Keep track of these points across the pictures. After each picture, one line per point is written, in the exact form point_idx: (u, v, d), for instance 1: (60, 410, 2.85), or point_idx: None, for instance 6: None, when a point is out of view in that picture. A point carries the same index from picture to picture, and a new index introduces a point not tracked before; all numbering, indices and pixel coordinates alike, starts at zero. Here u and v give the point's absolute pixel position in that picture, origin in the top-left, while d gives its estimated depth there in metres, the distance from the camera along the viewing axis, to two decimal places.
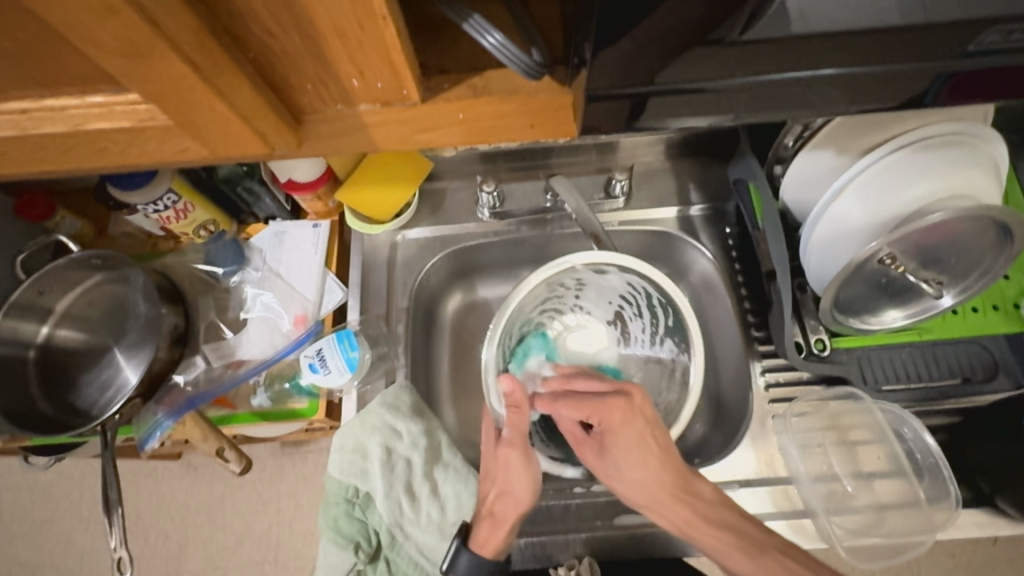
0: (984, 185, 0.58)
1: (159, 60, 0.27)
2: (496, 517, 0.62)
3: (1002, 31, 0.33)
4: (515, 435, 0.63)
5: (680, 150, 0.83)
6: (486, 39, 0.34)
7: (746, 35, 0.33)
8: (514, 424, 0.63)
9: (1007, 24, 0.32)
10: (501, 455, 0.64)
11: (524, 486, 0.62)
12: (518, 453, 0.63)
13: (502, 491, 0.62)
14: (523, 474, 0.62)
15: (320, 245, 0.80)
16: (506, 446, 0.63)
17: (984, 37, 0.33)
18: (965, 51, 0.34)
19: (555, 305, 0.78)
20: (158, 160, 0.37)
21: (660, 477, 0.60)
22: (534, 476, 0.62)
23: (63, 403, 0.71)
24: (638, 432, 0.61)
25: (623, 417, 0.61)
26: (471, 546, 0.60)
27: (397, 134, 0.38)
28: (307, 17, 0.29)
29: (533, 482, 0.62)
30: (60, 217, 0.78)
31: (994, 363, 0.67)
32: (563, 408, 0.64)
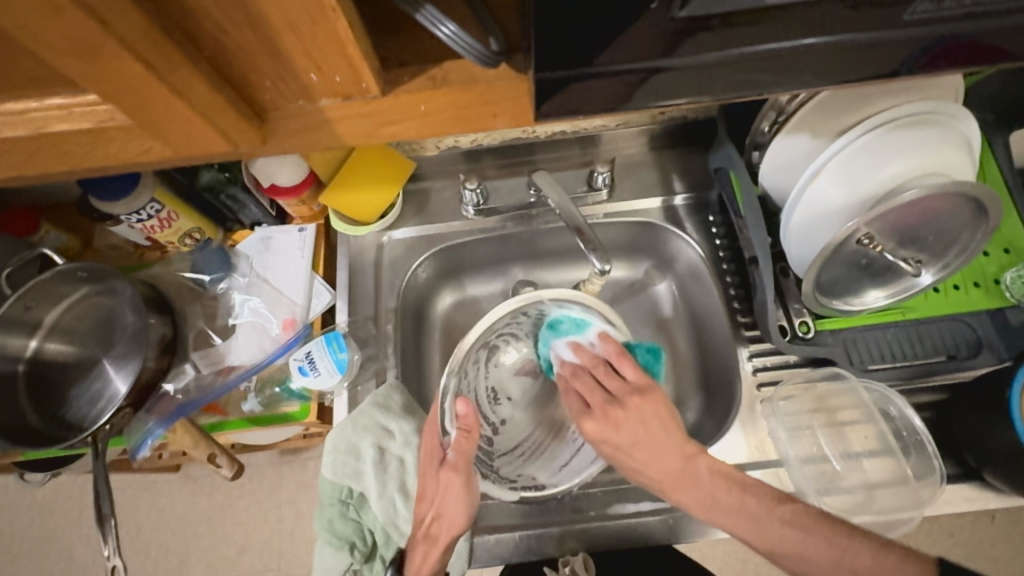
0: (957, 163, 0.59)
1: (111, 58, 0.28)
2: (432, 540, 0.60)
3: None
4: (458, 459, 0.61)
5: (662, 141, 0.84)
6: (441, 30, 0.34)
7: (684, 10, 0.32)
8: (459, 447, 0.61)
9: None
10: (441, 479, 0.61)
11: (456, 509, 0.59)
12: (458, 476, 0.60)
13: (439, 514, 0.60)
14: (458, 499, 0.59)
15: (306, 250, 0.81)
16: (448, 470, 0.61)
17: (917, 5, 0.34)
18: (902, 20, 0.35)
19: (510, 332, 0.75)
20: (123, 161, 0.37)
21: (676, 450, 0.58)
22: (474, 502, 0.60)
23: (54, 417, 0.71)
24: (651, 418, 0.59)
25: (629, 413, 0.59)
26: (407, 573, 0.60)
27: (362, 128, 0.39)
28: (259, 12, 0.29)
29: (470, 508, 0.60)
30: (45, 230, 0.79)
31: (977, 340, 0.68)
32: (583, 375, 0.64)
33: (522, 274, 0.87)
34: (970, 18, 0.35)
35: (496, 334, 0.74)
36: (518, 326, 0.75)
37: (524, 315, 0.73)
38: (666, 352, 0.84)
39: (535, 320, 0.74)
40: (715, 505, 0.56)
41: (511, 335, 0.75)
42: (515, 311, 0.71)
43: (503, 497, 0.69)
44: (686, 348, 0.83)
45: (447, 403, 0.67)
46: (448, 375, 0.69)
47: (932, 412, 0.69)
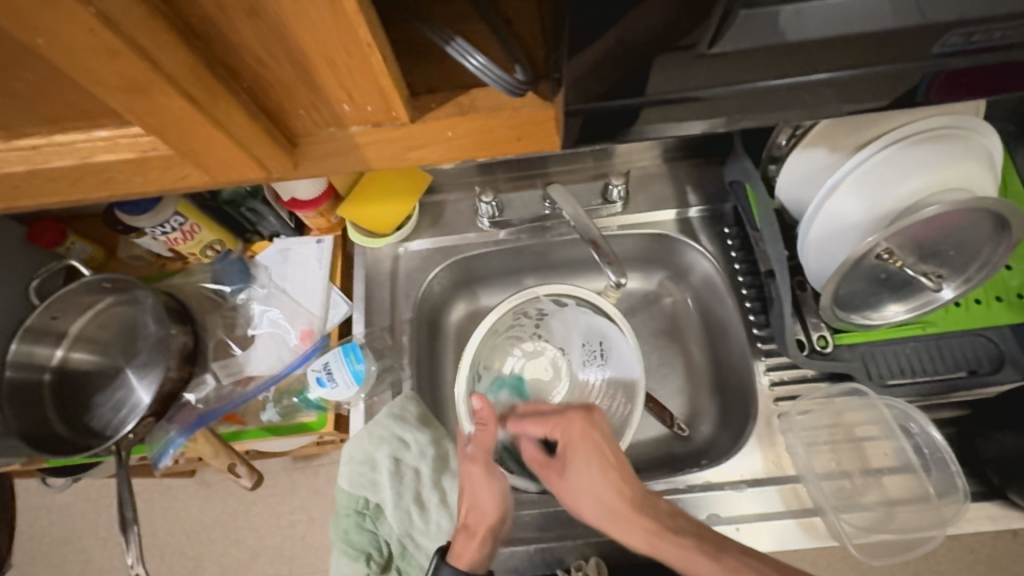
0: (979, 178, 0.58)
1: (158, 95, 0.29)
2: (471, 530, 0.60)
3: (964, 33, 0.34)
4: (478, 450, 0.64)
5: (676, 153, 0.84)
6: (470, 61, 0.36)
7: (714, 48, 0.33)
8: (479, 439, 0.64)
9: (968, 26, 0.33)
10: (464, 472, 0.64)
11: (488, 499, 0.62)
12: (480, 467, 0.63)
13: (473, 504, 0.62)
14: (489, 486, 0.62)
15: (324, 261, 0.82)
16: (470, 462, 0.63)
17: (945, 39, 0.34)
18: (933, 53, 0.35)
19: (515, 333, 0.77)
20: (161, 187, 0.38)
21: (615, 498, 0.58)
22: (504, 491, 0.62)
23: (78, 424, 0.73)
24: (588, 470, 0.60)
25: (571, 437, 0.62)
26: (449, 560, 0.57)
27: (389, 152, 0.39)
28: (297, 48, 0.30)
29: (501, 496, 0.62)
30: (71, 242, 0.80)
31: (999, 354, 0.67)
32: (527, 426, 0.65)
33: (536, 285, 0.87)
34: (992, 49, 0.35)
35: (502, 336, 0.77)
36: (523, 326, 0.77)
37: (528, 312, 0.76)
38: (680, 364, 0.84)
39: (537, 318, 0.77)
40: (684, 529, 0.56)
41: (516, 337, 0.78)
42: (515, 310, 0.75)
43: (518, 509, 0.70)
44: (701, 360, 0.82)
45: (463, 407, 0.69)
46: (461, 379, 0.70)
47: (954, 428, 0.69)
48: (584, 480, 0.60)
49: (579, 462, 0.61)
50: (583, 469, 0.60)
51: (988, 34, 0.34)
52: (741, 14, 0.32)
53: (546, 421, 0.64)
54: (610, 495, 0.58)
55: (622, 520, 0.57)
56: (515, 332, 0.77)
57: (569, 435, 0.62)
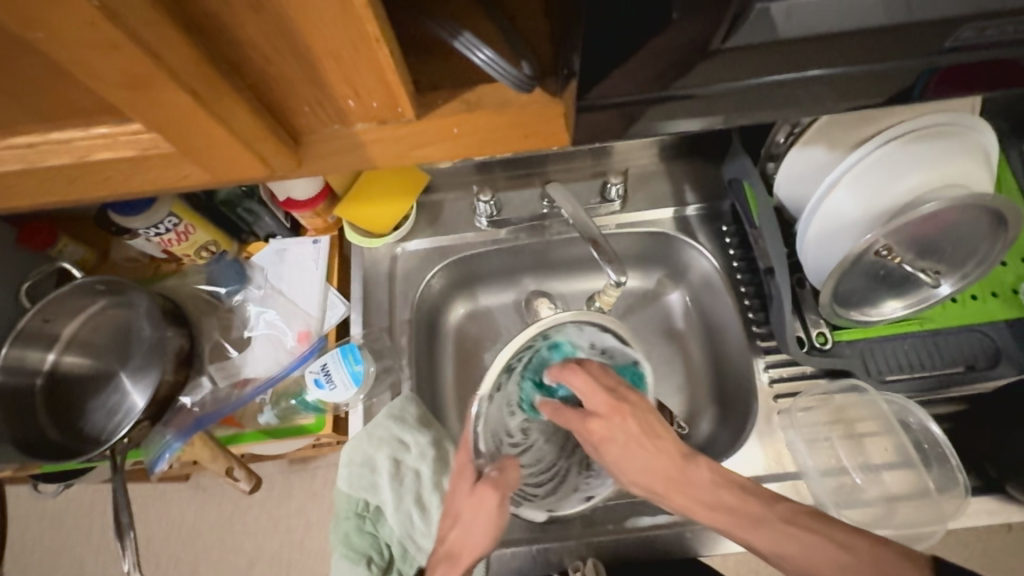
0: (976, 175, 0.59)
1: (160, 90, 0.28)
2: (453, 558, 0.57)
3: (978, 28, 0.33)
4: (504, 477, 0.59)
5: (674, 151, 0.84)
6: (477, 55, 0.36)
7: (726, 42, 0.32)
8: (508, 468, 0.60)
9: (985, 21, 0.33)
10: (476, 493, 0.58)
11: (486, 533, 0.56)
12: (494, 496, 0.57)
13: (462, 532, 0.57)
14: (488, 519, 0.56)
15: (321, 261, 0.81)
16: (486, 486, 0.58)
17: (958, 35, 0.34)
18: (943, 47, 0.35)
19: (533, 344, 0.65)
20: (161, 186, 0.37)
21: (664, 467, 0.57)
22: (500, 525, 0.57)
23: (71, 429, 0.72)
24: (628, 440, 0.58)
25: (613, 429, 0.58)
26: None
27: (393, 151, 0.39)
28: (303, 43, 0.29)
29: (498, 529, 0.57)
30: (63, 244, 0.79)
31: (996, 350, 0.67)
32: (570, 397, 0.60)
33: (534, 284, 0.87)
34: (1000, 46, 0.35)
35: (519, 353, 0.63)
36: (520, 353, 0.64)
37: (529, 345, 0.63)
38: (680, 362, 0.83)
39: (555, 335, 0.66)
40: (717, 503, 0.55)
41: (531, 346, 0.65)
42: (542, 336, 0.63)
43: None
44: (700, 357, 0.83)
45: (480, 430, 0.62)
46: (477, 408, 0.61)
47: (951, 423, 0.69)
48: (625, 450, 0.57)
49: (620, 433, 0.58)
50: (623, 442, 0.57)
51: (998, 33, 0.34)
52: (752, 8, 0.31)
53: (597, 394, 0.59)
54: (659, 464, 0.57)
55: (664, 485, 0.56)
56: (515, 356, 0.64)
57: (615, 415, 0.58)
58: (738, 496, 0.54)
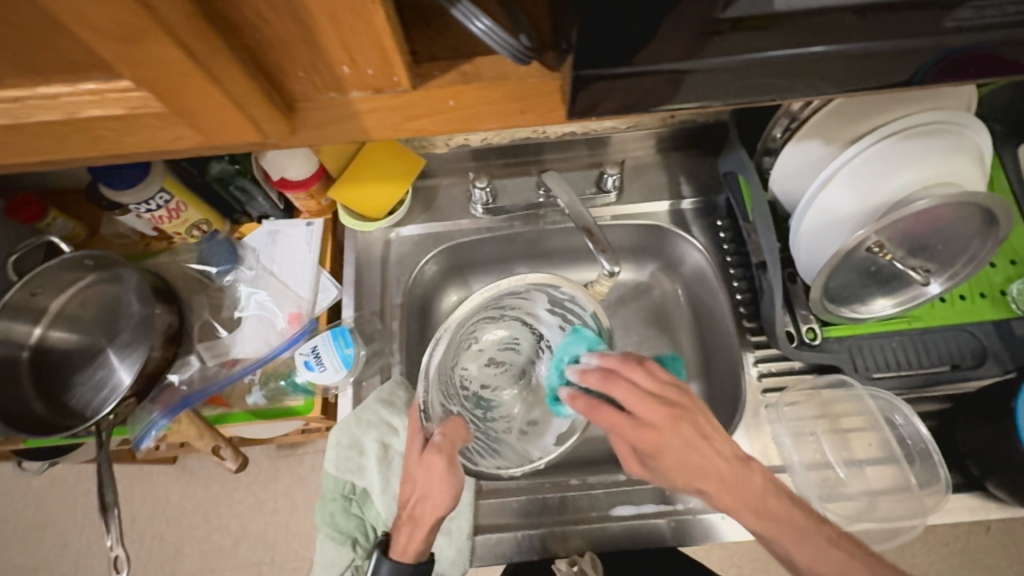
0: (968, 173, 0.59)
1: (152, 44, 0.28)
2: (417, 520, 0.60)
3: (976, 8, 0.33)
4: (447, 443, 0.60)
5: (671, 144, 0.84)
6: (475, 24, 0.34)
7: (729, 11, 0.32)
8: (452, 432, 0.61)
9: (981, 0, 0.32)
10: (426, 461, 0.60)
11: (442, 488, 0.58)
12: (443, 457, 0.59)
13: (423, 496, 0.59)
14: (442, 478, 0.58)
15: (314, 244, 0.80)
16: (432, 450, 0.59)
17: (958, 13, 0.33)
18: (940, 27, 0.34)
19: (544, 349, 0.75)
20: (151, 148, 0.37)
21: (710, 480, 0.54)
22: (458, 482, 0.59)
23: (58, 404, 0.71)
24: (685, 446, 0.54)
25: (666, 432, 0.54)
26: (392, 555, 0.59)
27: (389, 122, 0.39)
28: (298, 2, 0.29)
29: (455, 486, 0.59)
30: (51, 217, 0.78)
31: (982, 349, 0.68)
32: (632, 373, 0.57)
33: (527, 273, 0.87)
34: (1002, 30, 0.34)
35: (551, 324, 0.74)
36: (537, 299, 0.73)
37: (555, 295, 0.71)
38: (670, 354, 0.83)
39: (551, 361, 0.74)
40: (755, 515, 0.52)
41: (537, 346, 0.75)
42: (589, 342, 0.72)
43: (507, 495, 0.69)
44: (691, 351, 0.83)
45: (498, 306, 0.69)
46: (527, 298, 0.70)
47: (937, 421, 0.70)
48: (681, 458, 0.54)
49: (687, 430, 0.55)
50: (684, 448, 0.54)
51: (1000, 15, 0.33)
52: None
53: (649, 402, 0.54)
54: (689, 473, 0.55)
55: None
56: (529, 294, 0.72)
57: (670, 421, 0.54)
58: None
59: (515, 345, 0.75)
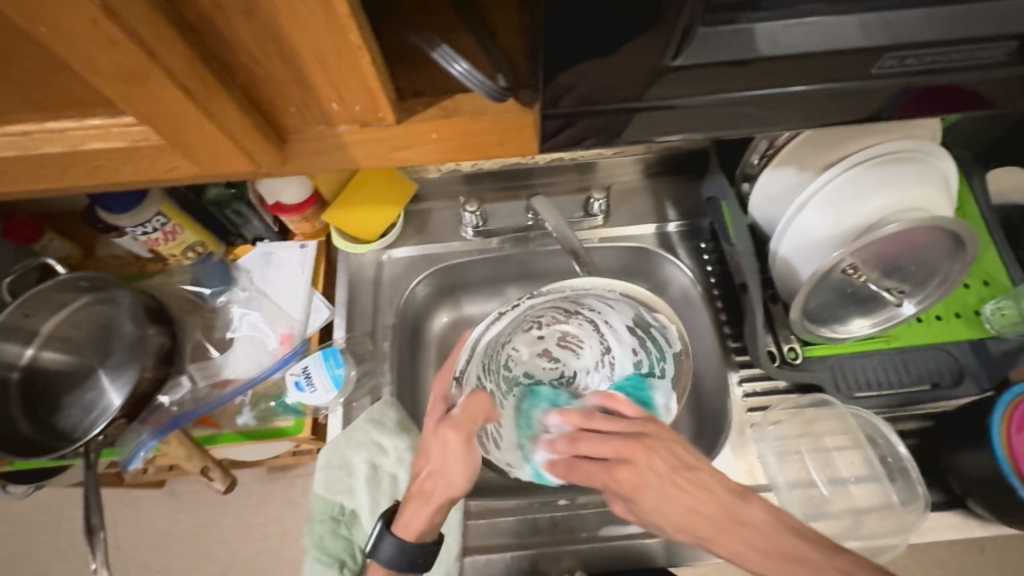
0: (936, 200, 0.62)
1: (154, 86, 0.30)
2: (426, 496, 0.59)
3: (898, 58, 0.37)
4: (465, 418, 0.61)
5: (657, 170, 0.87)
6: (454, 67, 0.38)
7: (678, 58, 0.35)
8: (471, 407, 0.61)
9: (901, 51, 0.36)
10: (441, 436, 0.61)
11: (459, 469, 0.59)
12: (461, 435, 0.60)
13: (436, 471, 0.60)
14: (459, 457, 0.59)
15: (307, 265, 0.82)
16: (451, 426, 0.60)
17: (882, 62, 0.37)
18: (869, 73, 0.38)
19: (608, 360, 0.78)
20: (151, 177, 0.39)
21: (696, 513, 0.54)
22: (475, 464, 0.60)
23: (46, 426, 0.71)
24: (661, 484, 0.55)
25: (643, 471, 0.56)
26: (395, 529, 0.59)
27: (376, 151, 0.41)
28: (290, 47, 0.31)
29: (470, 468, 0.59)
30: (48, 239, 0.79)
31: (960, 368, 0.70)
32: (597, 421, 0.63)
33: (518, 295, 0.88)
34: (919, 76, 0.38)
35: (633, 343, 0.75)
36: (621, 312, 0.75)
37: (645, 317, 0.73)
38: None
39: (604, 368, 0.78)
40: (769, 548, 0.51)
41: (594, 355, 0.79)
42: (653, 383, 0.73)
43: (496, 516, 0.69)
44: None
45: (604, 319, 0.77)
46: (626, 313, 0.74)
47: (917, 439, 0.71)
48: (661, 495, 0.55)
49: (652, 478, 0.56)
50: (659, 485, 0.55)
51: (921, 64, 0.37)
52: (698, 33, 0.34)
53: (609, 440, 0.59)
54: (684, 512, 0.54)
55: (700, 534, 0.54)
56: (614, 304, 0.74)
57: (637, 456, 0.57)
58: (796, 543, 0.50)
59: (574, 347, 0.80)
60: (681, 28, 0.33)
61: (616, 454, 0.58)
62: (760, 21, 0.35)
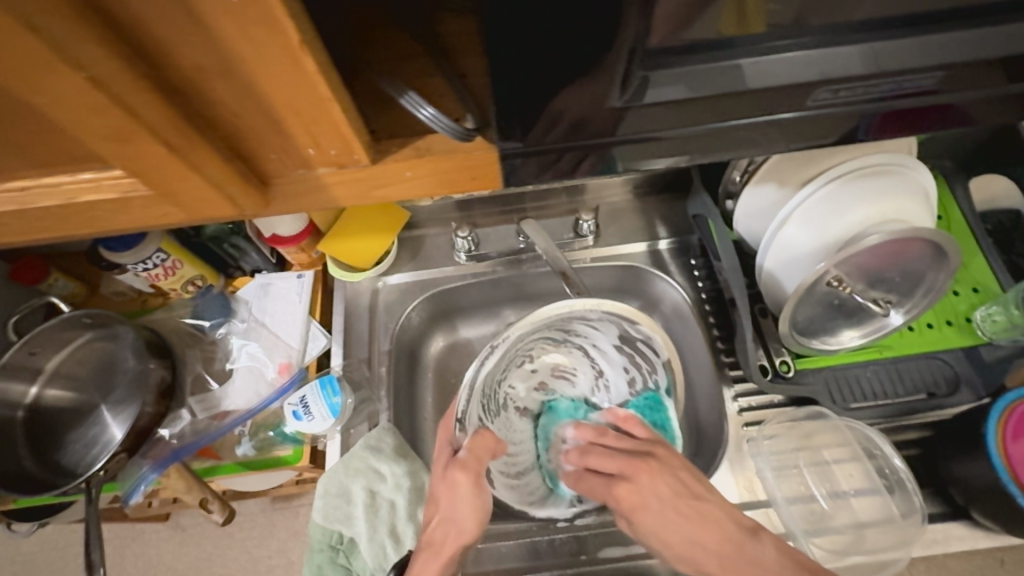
0: (914, 211, 0.63)
1: (139, 143, 0.32)
2: (435, 548, 0.59)
3: (831, 91, 0.41)
4: (471, 459, 0.62)
5: (645, 190, 0.89)
6: (421, 112, 0.40)
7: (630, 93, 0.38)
8: (477, 448, 0.63)
9: (835, 84, 0.41)
10: (450, 479, 0.62)
11: (469, 515, 0.60)
12: (469, 477, 0.61)
13: (446, 520, 0.60)
14: (468, 501, 0.60)
15: (304, 295, 0.83)
16: (458, 467, 0.61)
17: (818, 95, 0.42)
18: (806, 105, 0.42)
19: (603, 382, 0.78)
20: (142, 224, 0.41)
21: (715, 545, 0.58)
22: (484, 508, 0.61)
23: (49, 463, 0.72)
24: (662, 507, 0.60)
25: (643, 493, 0.61)
26: None
27: (355, 191, 0.43)
28: (265, 101, 0.34)
29: (480, 512, 0.60)
30: (52, 279, 0.81)
31: (955, 376, 0.70)
32: (592, 458, 0.64)
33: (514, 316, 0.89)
34: (851, 107, 0.43)
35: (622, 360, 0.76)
36: (607, 332, 0.75)
37: (629, 333, 0.73)
38: None
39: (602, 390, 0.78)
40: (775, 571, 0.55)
41: (589, 379, 0.79)
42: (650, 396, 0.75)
43: (496, 541, 0.69)
44: None
45: (593, 340, 0.77)
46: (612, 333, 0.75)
47: (918, 450, 0.71)
48: (660, 519, 0.60)
49: (654, 502, 0.60)
50: (659, 508, 0.60)
51: (853, 95, 0.42)
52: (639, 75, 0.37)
53: (616, 456, 0.63)
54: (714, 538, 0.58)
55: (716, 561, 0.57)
56: (600, 327, 0.74)
57: (638, 475, 0.61)
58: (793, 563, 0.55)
59: (569, 374, 0.79)
60: (630, 44, 0.35)
61: (620, 472, 0.62)
62: (710, 59, 0.38)
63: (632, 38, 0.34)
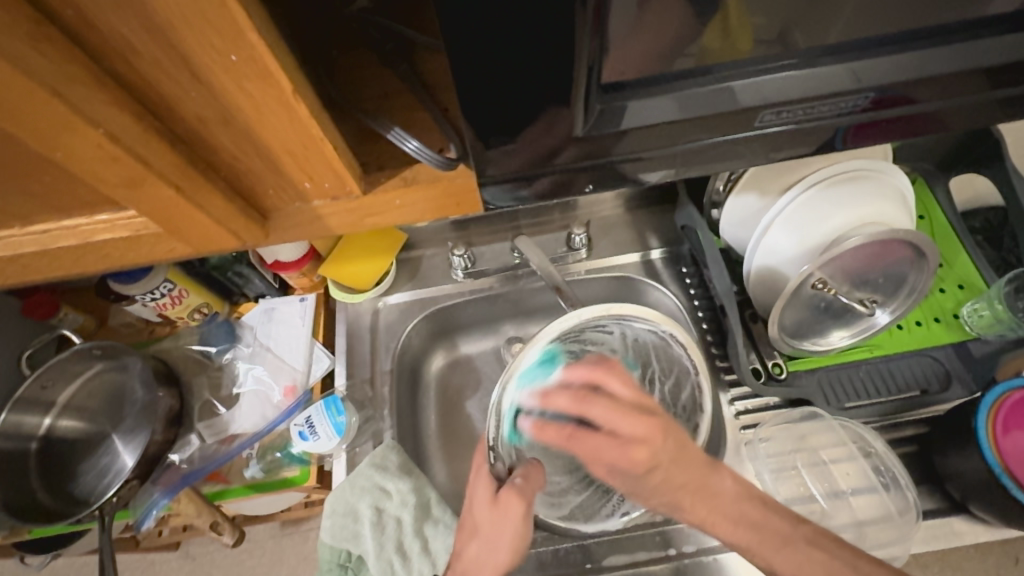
0: (892, 213, 0.65)
1: (150, 188, 0.34)
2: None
3: (777, 113, 0.45)
4: (528, 487, 0.58)
5: (635, 203, 0.91)
6: (407, 145, 0.43)
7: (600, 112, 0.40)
8: (531, 478, 0.60)
9: (775, 107, 0.44)
10: (502, 502, 0.57)
11: (510, 548, 0.56)
12: (517, 498, 0.57)
13: (484, 552, 0.56)
14: (514, 530, 0.56)
15: (307, 319, 0.85)
16: (512, 494, 0.57)
17: (762, 117, 0.45)
18: (755, 126, 0.45)
19: None
20: (153, 258, 0.43)
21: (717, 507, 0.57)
22: (523, 535, 0.56)
23: (63, 493, 0.74)
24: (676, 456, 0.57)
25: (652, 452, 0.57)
26: None
27: (349, 220, 0.45)
28: (263, 142, 0.37)
29: (522, 543, 0.56)
30: (64, 313, 0.84)
31: (947, 372, 0.71)
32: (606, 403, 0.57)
33: (512, 331, 0.91)
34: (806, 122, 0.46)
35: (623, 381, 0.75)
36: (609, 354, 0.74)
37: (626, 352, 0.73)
38: None
39: None
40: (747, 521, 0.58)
41: None
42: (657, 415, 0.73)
43: None
44: None
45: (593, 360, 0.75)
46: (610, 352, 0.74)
47: (913, 447, 0.72)
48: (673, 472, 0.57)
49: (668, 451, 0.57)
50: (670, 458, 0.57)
51: (795, 115, 0.45)
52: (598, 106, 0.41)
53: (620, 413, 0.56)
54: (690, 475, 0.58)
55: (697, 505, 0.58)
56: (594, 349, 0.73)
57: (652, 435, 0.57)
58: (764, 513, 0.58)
59: None
60: (587, 63, 0.37)
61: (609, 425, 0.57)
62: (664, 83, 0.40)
63: (589, 58, 0.37)
